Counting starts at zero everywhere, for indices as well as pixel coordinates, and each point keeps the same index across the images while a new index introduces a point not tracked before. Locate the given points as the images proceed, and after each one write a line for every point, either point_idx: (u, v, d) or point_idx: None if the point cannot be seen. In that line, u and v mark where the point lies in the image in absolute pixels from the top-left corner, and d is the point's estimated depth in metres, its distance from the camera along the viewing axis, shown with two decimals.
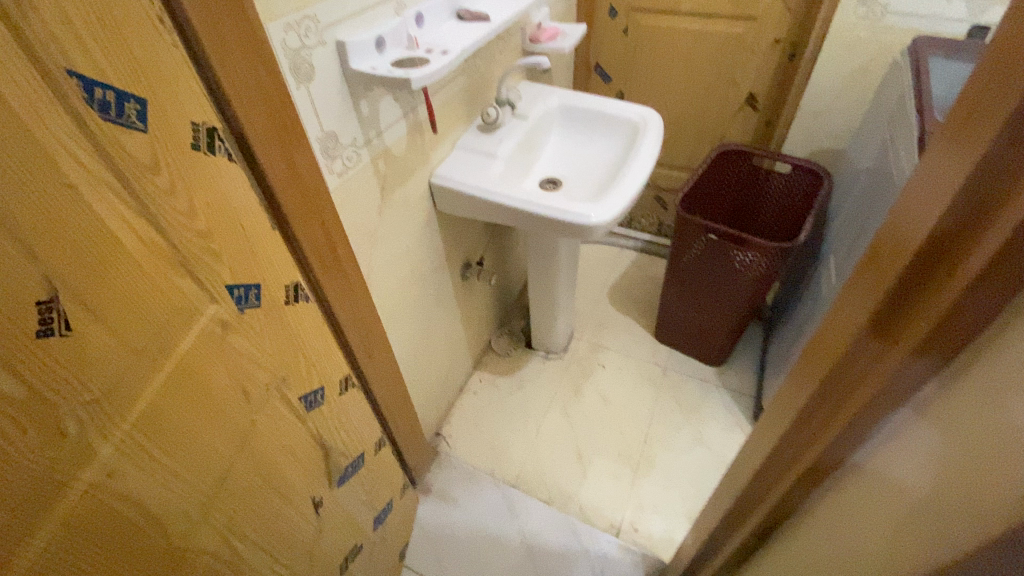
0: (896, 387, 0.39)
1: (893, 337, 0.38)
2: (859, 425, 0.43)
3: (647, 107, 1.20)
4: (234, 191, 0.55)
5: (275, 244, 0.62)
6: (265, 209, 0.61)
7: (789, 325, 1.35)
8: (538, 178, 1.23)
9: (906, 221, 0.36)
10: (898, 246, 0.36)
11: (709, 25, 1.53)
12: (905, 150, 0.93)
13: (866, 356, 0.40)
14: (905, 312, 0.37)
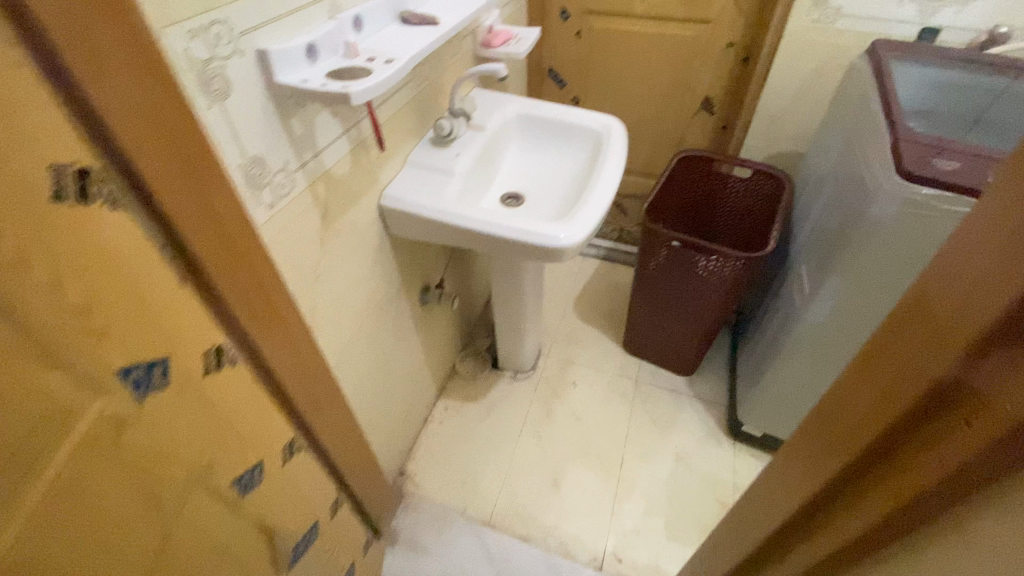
0: (955, 485, 0.32)
1: (954, 422, 0.31)
2: (905, 518, 0.36)
3: (608, 115, 1.14)
4: (122, 250, 0.42)
5: (184, 302, 0.50)
6: (170, 260, 0.48)
7: (760, 333, 1.32)
8: (498, 193, 1.14)
9: (971, 289, 0.29)
10: (962, 320, 0.30)
11: (663, 28, 1.49)
12: (873, 154, 0.90)
13: (923, 440, 0.34)
14: (973, 402, 0.30)
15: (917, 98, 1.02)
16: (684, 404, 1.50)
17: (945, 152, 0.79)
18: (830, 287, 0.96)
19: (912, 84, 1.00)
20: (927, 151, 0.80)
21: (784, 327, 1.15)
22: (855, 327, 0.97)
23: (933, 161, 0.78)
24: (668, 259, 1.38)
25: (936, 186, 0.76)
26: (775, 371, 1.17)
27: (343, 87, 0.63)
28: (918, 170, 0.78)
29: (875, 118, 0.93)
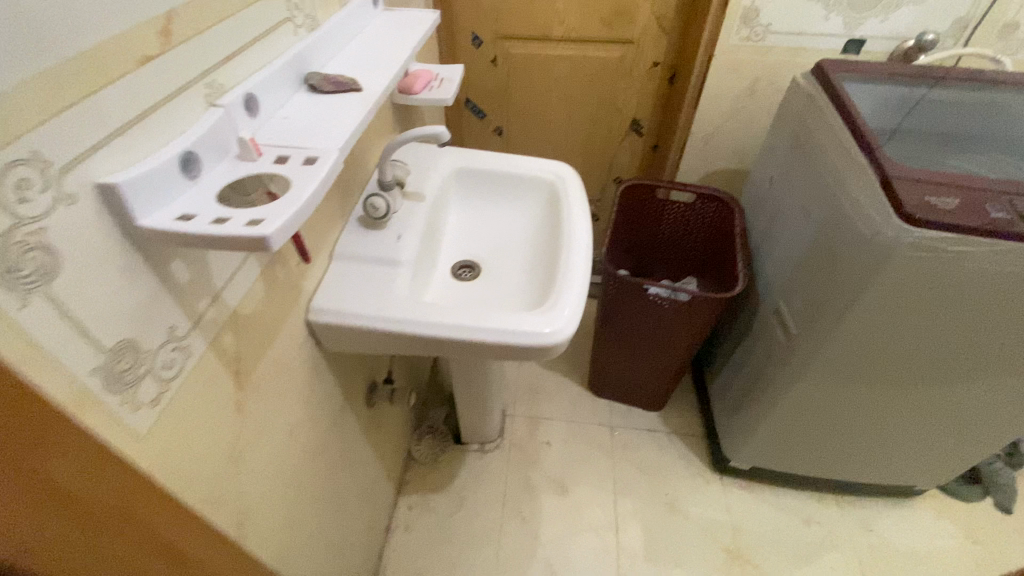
0: None
1: None
2: None
3: (557, 161, 1.02)
4: None
5: None
6: None
7: (737, 363, 1.28)
8: (450, 266, 0.96)
9: None
10: None
11: (585, 51, 1.41)
12: (850, 188, 0.85)
13: None
14: None
15: (878, 110, 1.00)
16: (662, 445, 1.43)
17: (936, 188, 0.77)
18: (828, 324, 0.92)
19: (869, 100, 1.00)
20: (919, 190, 0.76)
21: (774, 365, 1.11)
22: (858, 359, 0.95)
23: (927, 199, 0.75)
24: (631, 300, 1.28)
25: (939, 227, 0.74)
26: (772, 407, 1.14)
27: (252, 226, 0.41)
28: (921, 213, 0.74)
29: (843, 150, 0.89)
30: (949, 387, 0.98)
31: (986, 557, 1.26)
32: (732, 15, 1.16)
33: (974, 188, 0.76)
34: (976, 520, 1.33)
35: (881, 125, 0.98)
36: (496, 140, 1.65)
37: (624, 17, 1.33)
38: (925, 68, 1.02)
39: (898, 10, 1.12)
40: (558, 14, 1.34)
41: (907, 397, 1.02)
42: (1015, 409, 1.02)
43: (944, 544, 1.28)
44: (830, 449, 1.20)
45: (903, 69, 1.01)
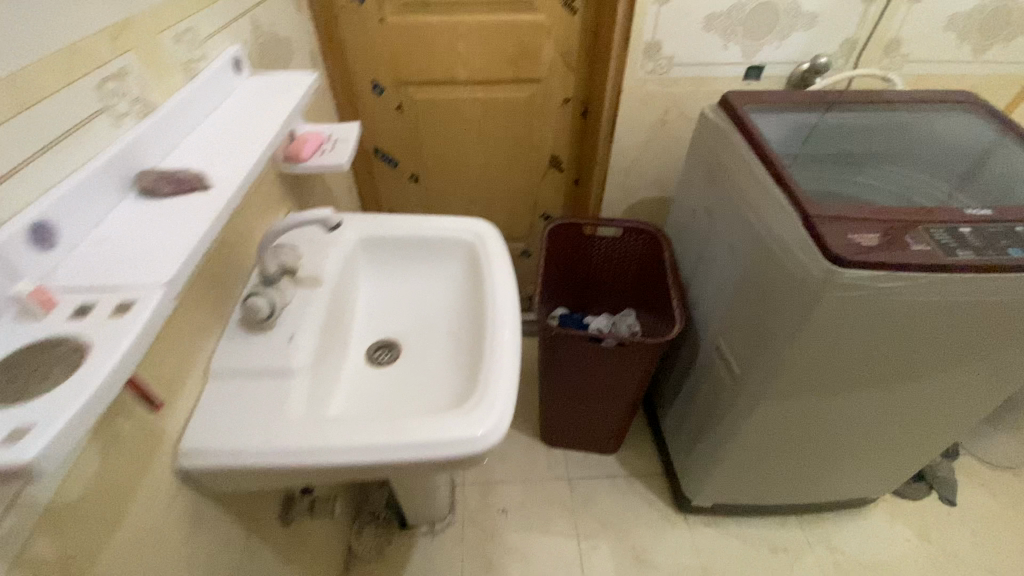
0: None
1: None
2: None
3: (473, 218, 0.94)
4: None
5: None
6: None
7: (685, 400, 1.23)
8: (365, 350, 0.84)
9: None
10: None
11: (493, 92, 1.36)
12: (774, 226, 0.83)
13: None
14: None
15: (788, 138, 0.99)
16: (623, 491, 1.37)
17: (858, 224, 0.75)
18: (771, 363, 0.89)
19: (779, 129, 0.99)
20: (841, 228, 0.74)
21: (721, 402, 1.08)
22: (805, 392, 0.92)
23: (851, 238, 0.73)
24: (571, 348, 1.21)
25: (867, 267, 0.71)
26: (727, 444, 1.10)
27: (8, 446, 0.31)
28: (850, 254, 0.71)
29: (761, 186, 0.87)
30: (890, 407, 0.97)
31: (943, 556, 1.27)
32: (635, 49, 1.15)
33: (893, 220, 0.75)
34: (930, 518, 1.34)
35: (793, 156, 0.97)
36: (412, 187, 1.55)
37: (529, 56, 1.29)
38: (820, 92, 1.03)
39: (791, 35, 1.14)
40: (461, 56, 1.28)
41: (852, 420, 1.01)
42: (955, 413, 1.02)
43: (905, 549, 1.29)
44: (788, 473, 1.17)
45: (797, 95, 1.03)
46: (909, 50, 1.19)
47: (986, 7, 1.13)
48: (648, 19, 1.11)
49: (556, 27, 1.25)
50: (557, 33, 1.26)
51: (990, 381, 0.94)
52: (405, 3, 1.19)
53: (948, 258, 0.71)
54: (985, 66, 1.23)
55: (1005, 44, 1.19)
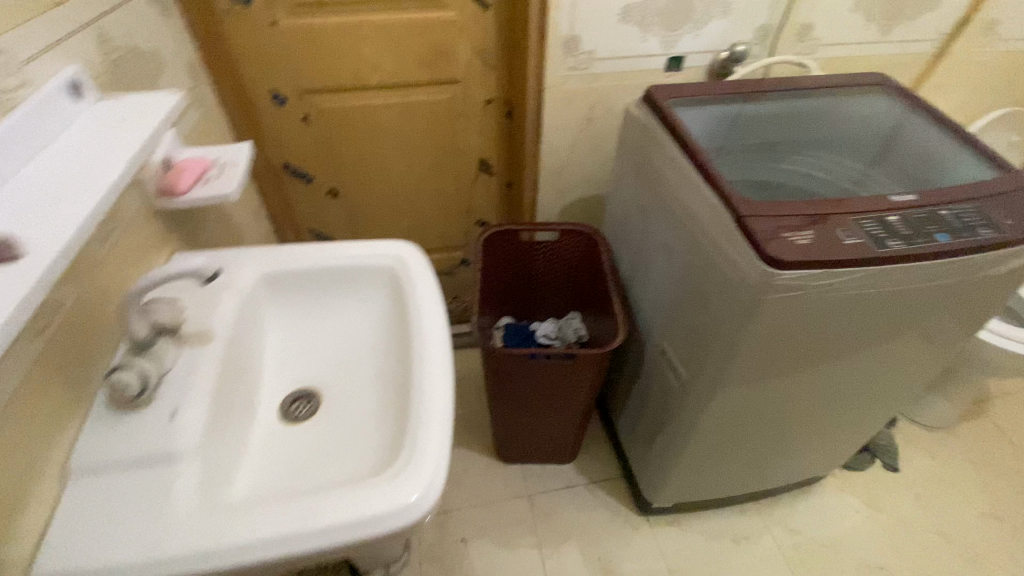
0: None
1: None
2: None
3: (393, 240, 0.84)
4: None
5: None
6: None
7: (637, 405, 1.20)
8: (280, 405, 0.75)
9: None
10: None
11: (409, 96, 1.26)
12: (709, 228, 0.79)
13: None
14: None
15: (712, 134, 0.97)
16: (584, 500, 1.33)
17: (790, 221, 0.72)
18: (718, 366, 0.86)
19: (702, 124, 0.96)
20: (775, 227, 0.71)
21: (671, 406, 1.05)
22: (752, 389, 0.90)
23: (785, 236, 0.70)
24: (516, 367, 1.15)
25: (804, 267, 0.68)
26: (682, 447, 1.07)
27: None
28: (787, 255, 0.68)
29: (692, 185, 0.84)
30: (833, 388, 0.98)
31: (890, 522, 1.31)
32: (553, 45, 1.10)
33: (825, 214, 0.73)
34: (875, 487, 1.38)
35: (719, 153, 0.94)
36: (332, 203, 1.44)
37: (443, 56, 1.21)
38: (738, 82, 1.01)
39: (709, 24, 1.12)
40: (369, 59, 1.18)
41: (799, 406, 1.01)
42: (893, 385, 1.04)
43: (856, 521, 1.32)
44: (743, 464, 1.17)
45: (719, 86, 1.00)
46: (822, 33, 1.19)
47: None
48: (563, 13, 1.06)
49: (470, 24, 1.17)
50: (472, 31, 1.19)
51: (922, 354, 0.96)
52: (298, 3, 1.08)
53: (880, 249, 0.69)
54: (892, 46, 1.26)
55: (908, 23, 1.22)
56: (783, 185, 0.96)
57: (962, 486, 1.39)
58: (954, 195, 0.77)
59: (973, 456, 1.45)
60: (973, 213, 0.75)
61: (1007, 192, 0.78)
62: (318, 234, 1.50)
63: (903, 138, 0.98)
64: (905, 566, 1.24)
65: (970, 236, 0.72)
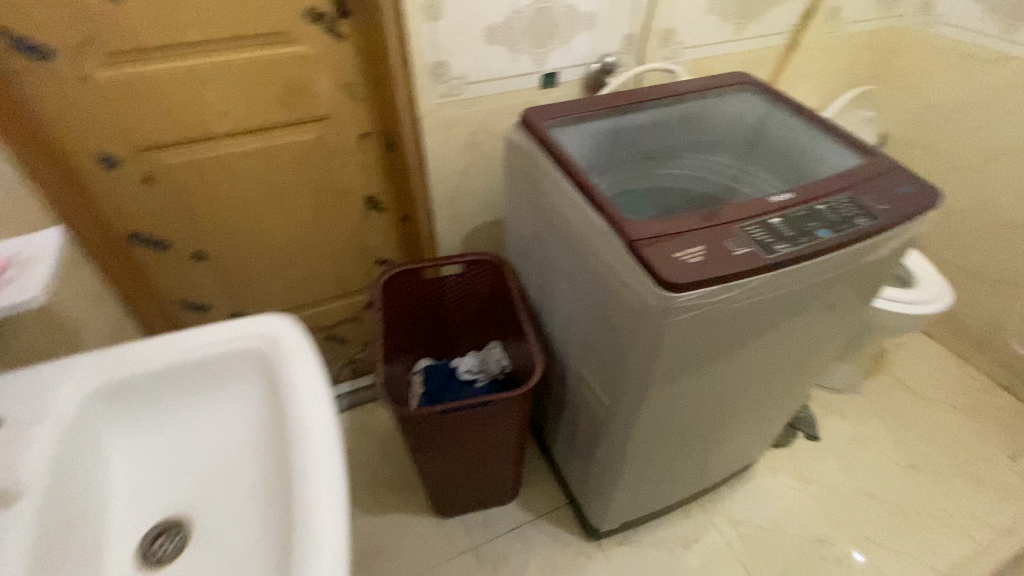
0: None
1: None
2: None
3: (260, 314, 0.73)
4: None
5: None
6: None
7: (568, 433, 1.15)
8: (139, 548, 0.62)
9: None
10: None
11: (270, 139, 1.15)
12: (603, 253, 0.76)
13: None
14: None
15: (591, 158, 0.96)
16: (532, 539, 1.26)
17: (678, 240, 0.69)
18: (636, 390, 0.83)
19: (580, 147, 0.94)
20: (664, 247, 0.68)
21: (600, 432, 1.01)
22: (672, 402, 0.88)
23: (675, 256, 0.67)
24: (437, 427, 1.05)
25: (700, 285, 0.66)
26: (619, 471, 1.03)
27: None
28: (681, 276, 0.65)
29: (581, 210, 0.81)
30: (746, 378, 0.99)
31: (822, 494, 1.37)
32: (419, 73, 1.03)
33: (711, 226, 0.71)
34: (804, 460, 1.44)
35: (600, 178, 0.93)
36: (203, 267, 1.28)
37: (301, 93, 1.10)
38: (610, 97, 1.00)
39: (575, 37, 1.11)
40: (214, 104, 1.05)
41: (720, 402, 1.01)
42: (800, 363, 1.07)
43: (792, 497, 1.36)
44: (681, 469, 1.16)
45: (596, 101, 0.99)
46: (684, 36, 1.22)
47: None
48: (424, 39, 0.99)
49: (326, 58, 1.08)
50: (330, 66, 1.09)
51: (822, 332, 0.99)
52: (112, 51, 0.94)
53: (769, 256, 0.68)
54: (749, 42, 1.32)
55: (760, 19, 1.28)
56: (669, 196, 0.96)
57: (879, 444, 1.48)
58: (827, 188, 0.78)
59: (883, 412, 1.55)
60: (847, 203, 0.76)
61: (872, 178, 0.81)
62: (191, 303, 1.33)
63: (771, 128, 1.01)
64: (841, 535, 1.29)
65: (848, 228, 0.73)
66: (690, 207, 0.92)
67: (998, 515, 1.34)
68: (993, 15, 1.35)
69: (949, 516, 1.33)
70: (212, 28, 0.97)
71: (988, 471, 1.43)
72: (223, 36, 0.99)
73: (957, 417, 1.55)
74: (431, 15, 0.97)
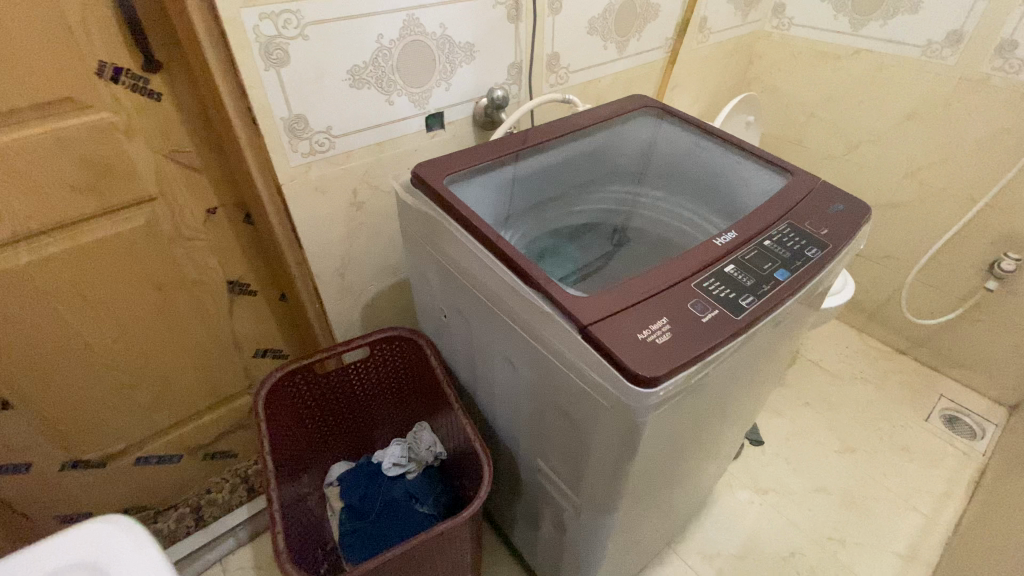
0: None
1: None
2: None
3: (79, 524, 0.51)
4: None
5: None
6: None
7: (527, 520, 0.99)
8: None
9: None
10: None
11: (77, 238, 0.86)
12: (545, 339, 0.62)
13: None
14: None
15: (501, 212, 0.82)
16: None
17: (635, 314, 0.57)
18: (608, 485, 0.69)
19: (485, 204, 0.80)
20: (623, 329, 0.55)
21: (567, 524, 0.86)
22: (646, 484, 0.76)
23: (639, 338, 0.54)
24: None
25: (677, 371, 0.53)
26: (596, 563, 0.89)
27: None
28: (653, 366, 0.52)
29: (509, 285, 0.65)
30: (706, 423, 0.90)
31: (781, 501, 1.35)
32: (272, 132, 0.82)
33: (666, 289, 0.60)
34: (756, 468, 1.42)
35: (519, 238, 0.79)
36: (7, 417, 0.93)
37: (111, 172, 0.83)
38: (506, 140, 0.87)
39: (455, 72, 0.97)
40: None
41: (684, 454, 0.91)
42: (751, 389, 1.01)
43: (755, 512, 1.32)
44: (652, 527, 1.05)
45: (494, 145, 0.86)
46: (569, 59, 1.13)
47: (613, 6, 1.14)
48: (270, 91, 0.79)
49: (139, 125, 0.82)
50: (147, 135, 0.84)
51: (769, 356, 0.94)
52: None
53: (738, 316, 0.58)
54: (632, 59, 1.27)
55: (639, 35, 1.24)
56: (598, 243, 0.85)
57: (816, 434, 1.50)
58: (766, 219, 0.71)
59: (812, 399, 1.59)
60: (790, 233, 0.70)
61: (804, 200, 0.76)
62: (2, 468, 0.97)
63: (679, 153, 0.95)
64: (808, 541, 1.27)
65: (802, 263, 0.66)
66: (623, 256, 0.81)
67: (929, 480, 1.41)
68: (840, 13, 1.44)
69: (893, 492, 1.38)
70: None
71: (910, 436, 1.51)
72: None
73: (872, 389, 1.63)
74: (275, 60, 0.77)
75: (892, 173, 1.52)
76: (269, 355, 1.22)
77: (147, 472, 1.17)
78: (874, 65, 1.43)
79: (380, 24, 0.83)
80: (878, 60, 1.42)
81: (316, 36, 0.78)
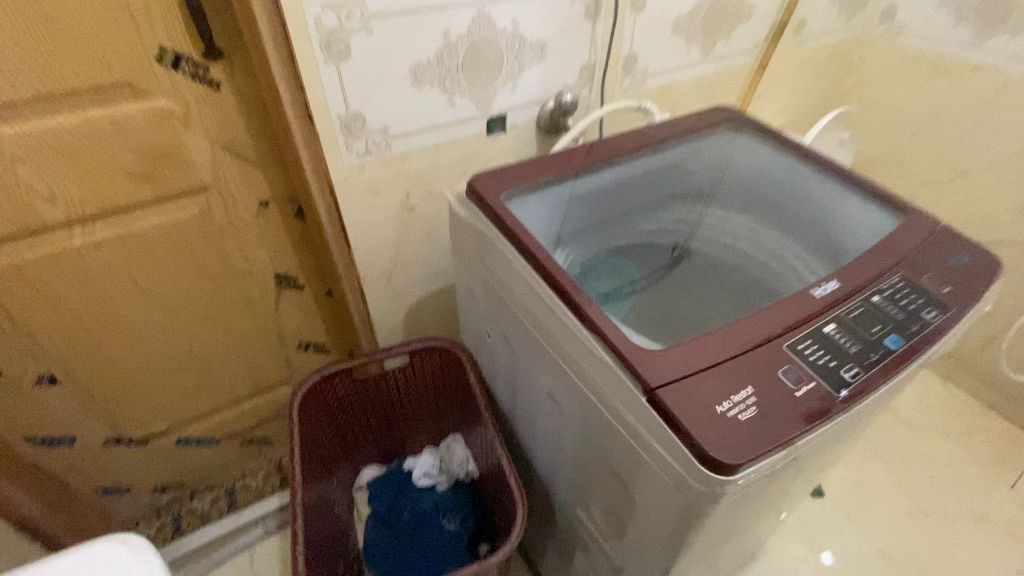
0: None
1: None
2: None
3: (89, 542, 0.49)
4: None
5: None
6: None
7: (558, 558, 0.92)
8: None
9: None
10: None
11: (130, 223, 0.86)
12: (600, 392, 0.55)
13: None
14: None
15: (559, 233, 0.75)
16: None
17: (713, 379, 0.48)
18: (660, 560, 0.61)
19: (543, 224, 0.73)
20: (698, 397, 0.47)
21: None
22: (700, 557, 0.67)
23: (715, 411, 0.46)
24: None
25: (761, 458, 0.45)
26: None
27: None
28: (732, 449, 0.44)
29: (563, 325, 0.58)
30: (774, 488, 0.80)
31: (837, 563, 1.22)
32: (326, 129, 0.78)
33: (750, 350, 0.51)
34: (811, 521, 1.29)
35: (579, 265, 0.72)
36: (56, 390, 0.95)
37: (167, 161, 0.82)
38: (573, 152, 0.80)
39: (523, 73, 0.90)
40: (36, 186, 0.76)
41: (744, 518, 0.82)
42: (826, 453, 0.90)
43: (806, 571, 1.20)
44: None
45: (558, 158, 0.79)
46: (648, 62, 1.04)
47: (702, 5, 1.03)
48: (328, 87, 0.75)
49: (196, 113, 0.80)
50: (203, 124, 0.81)
51: None
52: None
53: (837, 392, 0.49)
54: (717, 64, 1.15)
55: (727, 38, 1.12)
56: (666, 275, 0.77)
57: (882, 490, 1.35)
58: (874, 268, 0.61)
59: (880, 450, 1.43)
60: (904, 288, 0.59)
61: (920, 247, 0.64)
62: (47, 439, 0.99)
63: (765, 176, 0.85)
64: None
65: (917, 328, 0.55)
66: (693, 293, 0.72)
67: (1014, 559, 1.24)
68: (959, 22, 1.26)
69: (968, 568, 1.22)
70: (9, 86, 0.68)
71: (993, 506, 1.33)
72: (30, 96, 0.69)
73: (953, 447, 1.45)
74: (335, 54, 0.72)
75: (1003, 206, 1.33)
76: (312, 350, 1.20)
77: (186, 453, 1.19)
78: (994, 83, 1.24)
79: (447, 19, 0.77)
80: (1000, 78, 1.23)
81: (379, 30, 0.73)
